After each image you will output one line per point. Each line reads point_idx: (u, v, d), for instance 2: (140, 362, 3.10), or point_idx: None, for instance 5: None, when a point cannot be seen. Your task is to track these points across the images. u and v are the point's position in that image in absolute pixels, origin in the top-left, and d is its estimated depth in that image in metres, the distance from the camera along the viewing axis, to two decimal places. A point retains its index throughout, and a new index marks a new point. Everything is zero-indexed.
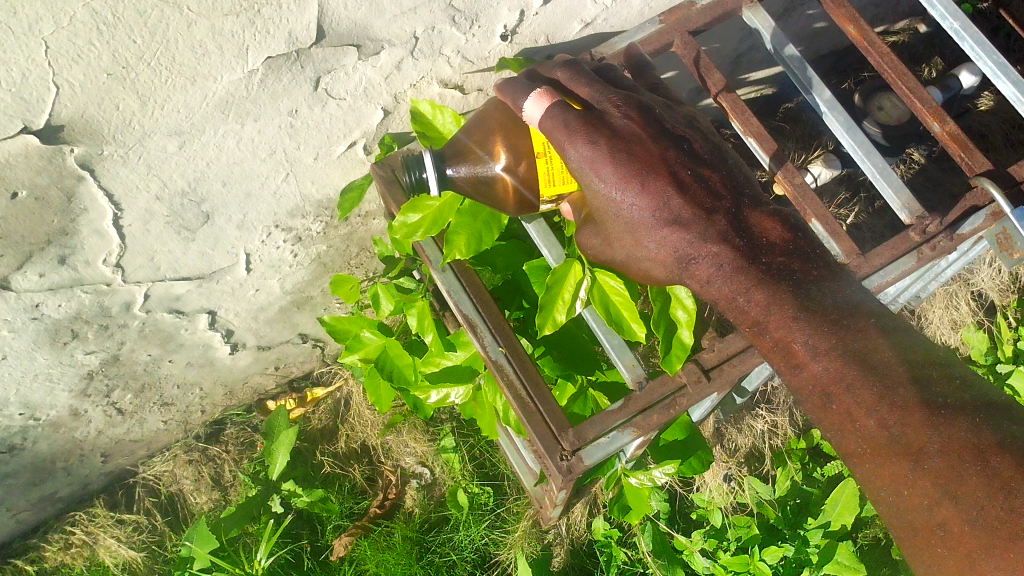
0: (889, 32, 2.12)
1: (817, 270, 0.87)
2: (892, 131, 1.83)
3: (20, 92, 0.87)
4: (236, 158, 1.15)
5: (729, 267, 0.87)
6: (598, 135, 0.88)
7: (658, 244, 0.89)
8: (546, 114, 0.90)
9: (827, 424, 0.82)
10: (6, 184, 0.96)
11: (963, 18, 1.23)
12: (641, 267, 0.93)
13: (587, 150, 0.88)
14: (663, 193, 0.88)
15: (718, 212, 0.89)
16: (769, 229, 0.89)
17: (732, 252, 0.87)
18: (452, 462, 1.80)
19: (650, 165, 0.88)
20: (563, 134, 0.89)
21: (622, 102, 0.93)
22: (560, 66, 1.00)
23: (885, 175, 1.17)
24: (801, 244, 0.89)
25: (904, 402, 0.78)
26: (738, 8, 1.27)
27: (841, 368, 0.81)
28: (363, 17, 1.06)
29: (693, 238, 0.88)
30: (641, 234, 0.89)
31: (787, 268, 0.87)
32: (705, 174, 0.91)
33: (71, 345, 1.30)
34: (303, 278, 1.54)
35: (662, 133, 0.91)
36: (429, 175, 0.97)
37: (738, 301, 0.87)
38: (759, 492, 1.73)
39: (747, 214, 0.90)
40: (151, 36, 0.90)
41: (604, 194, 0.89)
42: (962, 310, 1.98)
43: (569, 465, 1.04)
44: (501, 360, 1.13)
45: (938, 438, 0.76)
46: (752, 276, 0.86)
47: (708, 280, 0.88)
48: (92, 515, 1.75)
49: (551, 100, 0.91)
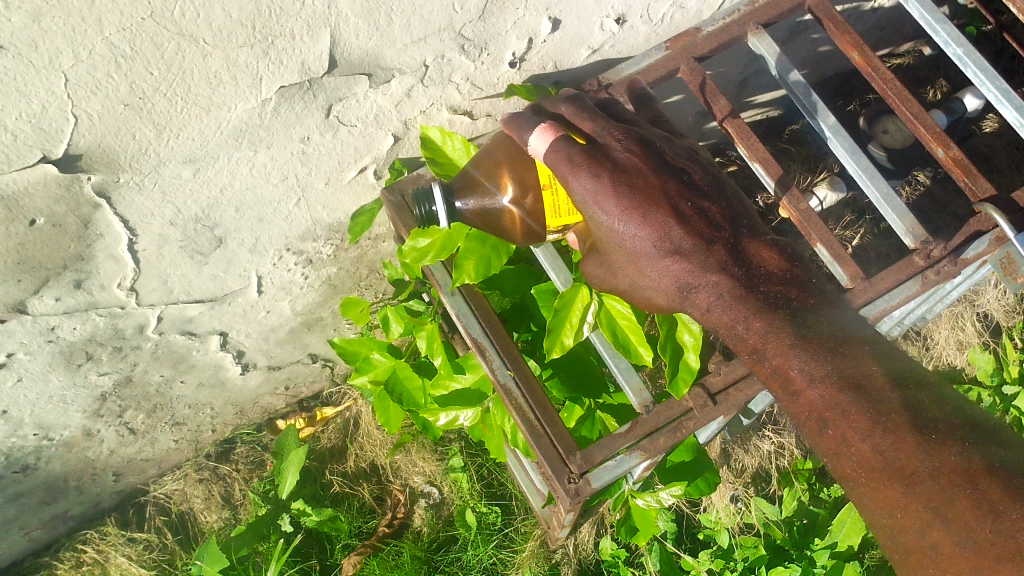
0: (893, 53, 2.14)
1: (813, 298, 0.89)
2: (898, 155, 1.85)
3: (39, 123, 0.89)
4: (249, 184, 1.17)
5: (729, 296, 0.88)
6: (600, 168, 0.90)
7: (659, 274, 0.91)
8: (550, 148, 0.91)
9: (823, 448, 0.83)
10: (25, 212, 0.98)
11: (967, 45, 1.25)
12: (644, 294, 0.95)
13: (590, 183, 0.89)
14: (665, 224, 0.90)
15: (717, 243, 0.91)
16: (767, 258, 0.91)
17: (731, 281, 0.89)
18: (461, 481, 1.82)
19: (651, 198, 0.90)
20: (567, 168, 0.90)
21: (624, 136, 0.94)
22: (564, 101, 1.00)
23: (889, 200, 1.18)
24: (798, 273, 0.91)
25: (897, 427, 0.79)
26: (743, 35, 1.29)
27: (836, 395, 0.82)
28: (374, 47, 1.08)
29: (693, 267, 0.90)
30: (643, 264, 0.91)
31: (783, 295, 0.89)
32: (706, 206, 0.93)
33: (85, 367, 1.32)
34: (313, 300, 1.56)
35: (663, 166, 0.93)
36: (439, 208, 1.00)
37: (738, 329, 0.88)
38: (767, 513, 1.76)
39: (745, 245, 0.92)
40: (168, 67, 0.92)
41: (607, 226, 0.91)
42: (968, 330, 1.99)
43: (576, 488, 1.05)
44: (509, 382, 1.14)
45: (930, 462, 0.77)
46: (750, 305, 0.88)
47: (708, 307, 0.90)
48: (103, 533, 1.76)
49: (555, 135, 0.92)
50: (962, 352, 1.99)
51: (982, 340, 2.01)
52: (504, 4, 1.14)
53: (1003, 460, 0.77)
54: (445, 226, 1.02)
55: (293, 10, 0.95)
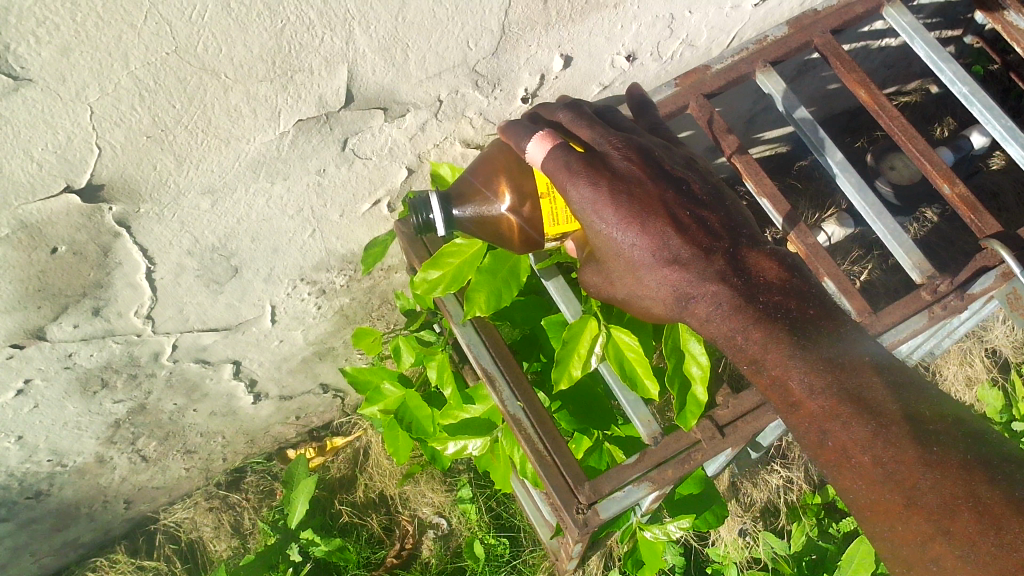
0: (900, 91, 2.16)
1: (814, 308, 0.91)
2: (904, 191, 1.87)
3: (64, 154, 0.91)
4: (265, 215, 1.20)
5: (728, 306, 0.90)
6: (598, 176, 0.91)
7: (658, 283, 0.92)
8: (548, 155, 0.92)
9: (823, 461, 0.84)
10: (47, 240, 1.01)
11: (972, 83, 1.27)
12: (641, 304, 0.96)
13: (589, 192, 0.90)
14: (663, 233, 0.91)
15: (717, 251, 0.92)
16: (767, 268, 0.93)
17: (730, 291, 0.90)
18: (469, 513, 1.82)
19: (649, 207, 0.91)
20: (565, 176, 0.91)
21: (623, 144, 0.95)
22: (562, 108, 1.03)
23: (896, 236, 1.19)
24: (799, 283, 0.92)
25: (898, 439, 0.80)
26: (752, 72, 1.31)
27: (836, 406, 0.83)
28: (391, 82, 1.11)
29: (693, 277, 0.91)
30: (641, 273, 0.92)
31: (783, 306, 0.90)
32: (705, 216, 0.94)
33: (100, 393, 1.34)
34: (325, 330, 1.57)
35: (662, 174, 0.94)
36: (437, 216, 1.02)
37: (737, 339, 0.90)
38: (775, 547, 1.75)
39: (744, 254, 0.93)
40: (190, 101, 0.95)
41: (604, 234, 0.91)
42: (977, 366, 2.00)
43: (585, 517, 1.06)
44: (518, 413, 1.15)
45: (931, 475, 0.78)
46: (750, 316, 0.89)
47: (707, 317, 0.92)
48: (113, 561, 1.77)
49: (552, 143, 0.94)
50: (971, 388, 2.00)
51: (990, 376, 2.02)
52: (517, 41, 1.17)
53: (1007, 473, 0.78)
54: (443, 233, 1.04)
55: (312, 45, 0.97)
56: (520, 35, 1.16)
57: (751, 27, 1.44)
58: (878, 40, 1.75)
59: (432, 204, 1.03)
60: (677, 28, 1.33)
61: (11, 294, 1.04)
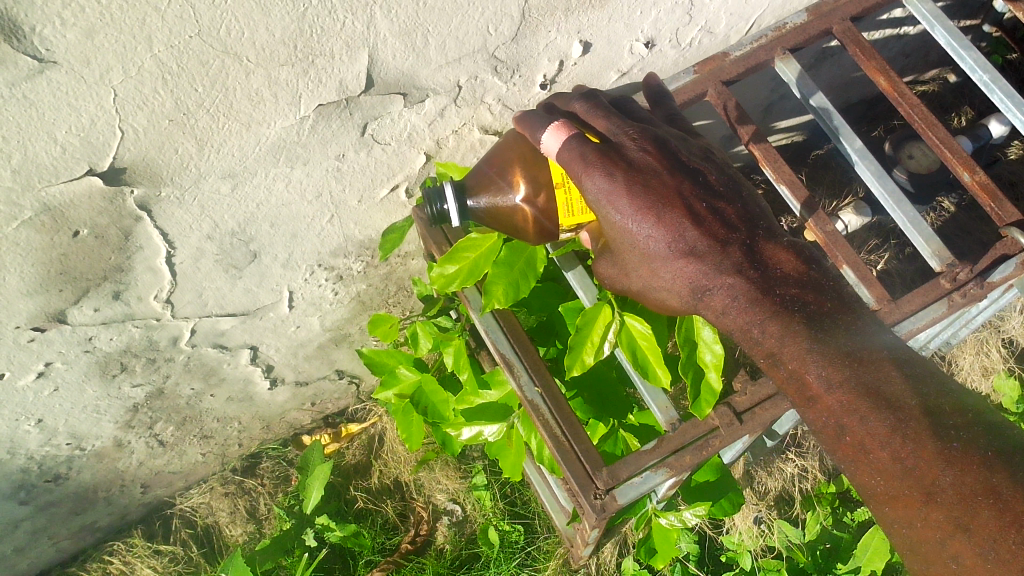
0: (918, 80, 2.15)
1: (831, 301, 0.90)
2: (921, 179, 1.86)
3: (88, 137, 0.92)
4: (284, 201, 1.20)
5: (743, 299, 0.90)
6: (614, 167, 0.91)
7: (673, 274, 0.93)
8: (563, 146, 0.93)
9: (841, 454, 0.84)
10: (69, 224, 1.01)
11: (993, 71, 1.26)
12: (657, 296, 0.96)
13: (603, 182, 0.90)
14: (679, 225, 0.91)
15: (732, 244, 0.92)
16: (784, 261, 0.93)
17: (746, 284, 0.90)
18: (484, 499, 1.82)
19: (665, 198, 0.91)
20: (580, 166, 0.91)
21: (639, 135, 0.95)
22: (578, 99, 1.03)
23: (915, 224, 1.19)
24: (816, 276, 0.92)
25: (916, 434, 0.80)
26: (771, 59, 1.31)
27: (854, 401, 0.83)
28: (410, 67, 1.10)
29: (708, 269, 0.91)
30: (657, 265, 0.93)
31: (800, 299, 0.90)
32: (722, 207, 0.93)
33: (119, 377, 1.34)
34: (342, 316, 1.58)
35: (679, 165, 0.94)
36: (450, 207, 1.04)
37: (753, 332, 0.90)
38: (790, 535, 1.75)
39: (761, 247, 0.93)
40: (212, 84, 0.95)
41: (620, 225, 0.91)
42: (993, 356, 1.99)
43: (603, 504, 1.06)
44: (535, 399, 1.16)
45: (951, 471, 0.77)
46: (766, 308, 0.89)
47: (723, 309, 0.92)
48: (130, 545, 1.79)
49: (567, 132, 0.94)
50: (987, 378, 2.00)
51: (1007, 366, 2.01)
52: (536, 26, 1.16)
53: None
54: (457, 224, 1.06)
55: (333, 29, 0.97)
56: (539, 21, 1.16)
57: (769, 13, 1.43)
58: (896, 28, 1.74)
59: (446, 195, 1.05)
60: (696, 15, 1.33)
61: (34, 276, 1.05)
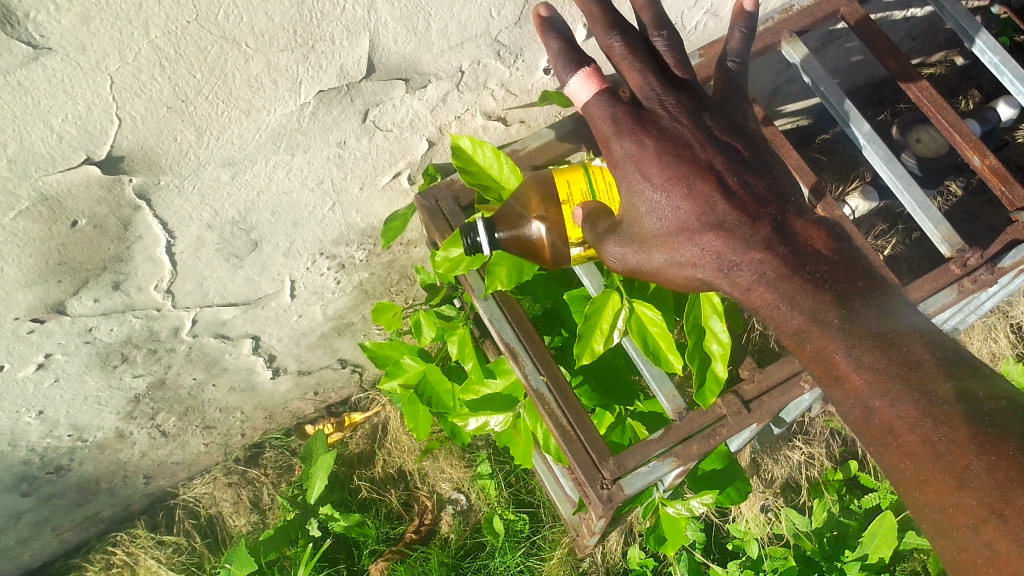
0: (925, 63, 2.12)
1: (864, 281, 0.81)
2: (930, 164, 1.83)
3: (84, 125, 0.90)
4: (286, 188, 1.18)
5: (773, 275, 0.80)
6: (644, 133, 0.83)
7: (698, 250, 0.83)
8: (593, 99, 0.85)
9: (870, 440, 0.76)
10: (67, 214, 0.99)
11: (1003, 53, 1.24)
12: (677, 277, 0.86)
13: (632, 147, 0.83)
14: (710, 197, 0.82)
15: (763, 218, 0.83)
16: (815, 238, 0.83)
17: (777, 260, 0.81)
18: (488, 488, 1.80)
19: (695, 167, 0.83)
20: (610, 127, 0.84)
21: (671, 102, 0.86)
22: (618, 36, 0.88)
23: (925, 208, 1.19)
24: (849, 255, 0.82)
25: (949, 418, 0.72)
26: (777, 42, 1.30)
27: (884, 382, 0.75)
28: (413, 52, 1.09)
29: (736, 245, 0.82)
30: (681, 239, 0.84)
31: (831, 277, 0.80)
32: (753, 182, 0.85)
33: (120, 368, 1.33)
34: (344, 304, 1.56)
35: (709, 136, 0.86)
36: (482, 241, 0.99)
37: (781, 309, 0.80)
38: (796, 522, 1.72)
39: (791, 222, 0.84)
40: (210, 70, 0.93)
41: (645, 195, 0.83)
42: (1001, 342, 1.97)
43: (609, 494, 1.06)
44: (541, 388, 1.13)
45: (985, 457, 0.70)
46: (796, 286, 0.80)
47: (749, 287, 0.82)
48: (133, 536, 1.77)
49: (598, 84, 0.85)
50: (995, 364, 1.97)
51: (1017, 351, 1.99)
52: (540, 10, 1.14)
53: None
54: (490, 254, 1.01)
55: (333, 14, 0.96)
56: (543, 5, 1.14)
57: None
58: (903, 10, 1.72)
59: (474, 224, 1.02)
60: None
61: (32, 267, 1.04)
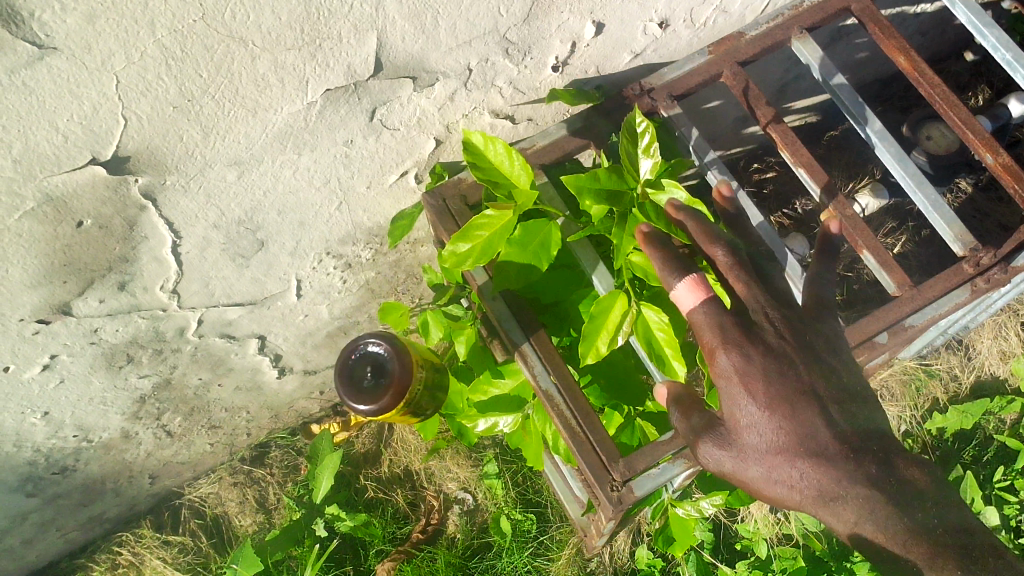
0: (934, 59, 2.11)
1: (961, 524, 0.90)
2: (940, 161, 1.82)
3: (89, 125, 0.89)
4: (292, 187, 1.17)
5: (880, 512, 0.88)
6: (752, 348, 0.94)
7: (800, 491, 0.90)
8: (702, 306, 0.96)
9: None
10: (72, 214, 0.98)
11: (1016, 49, 1.22)
12: (774, 497, 0.92)
13: (737, 360, 0.93)
14: (813, 425, 0.91)
15: (865, 457, 0.91)
16: (917, 477, 0.92)
17: (879, 496, 0.88)
18: (495, 488, 1.79)
19: (800, 395, 0.92)
20: (717, 338, 0.95)
21: (776, 318, 0.97)
22: (722, 246, 1.01)
23: (937, 207, 1.17)
24: (944, 499, 0.91)
25: None
26: (788, 39, 1.28)
27: None
28: (420, 49, 1.08)
29: (840, 479, 0.89)
30: (783, 477, 0.91)
31: (926, 500, 0.90)
32: (855, 426, 0.94)
33: (126, 368, 1.32)
34: (351, 304, 1.55)
35: (805, 345, 0.97)
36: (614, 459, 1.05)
37: (893, 543, 0.87)
38: (807, 525, 1.69)
39: (896, 462, 0.92)
40: (216, 69, 0.92)
41: (748, 416, 0.92)
42: (1012, 340, 1.94)
43: (620, 496, 1.06)
44: (550, 389, 1.12)
45: None
46: (901, 530, 0.87)
47: (853, 524, 0.89)
48: (139, 536, 1.77)
49: (705, 292, 0.97)
50: (1006, 363, 1.94)
51: None
52: (548, 7, 1.13)
53: None
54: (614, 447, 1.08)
55: (341, 12, 0.95)
56: (552, 2, 1.12)
57: None
58: (913, 6, 1.70)
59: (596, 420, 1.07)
60: None
61: (37, 268, 1.03)
